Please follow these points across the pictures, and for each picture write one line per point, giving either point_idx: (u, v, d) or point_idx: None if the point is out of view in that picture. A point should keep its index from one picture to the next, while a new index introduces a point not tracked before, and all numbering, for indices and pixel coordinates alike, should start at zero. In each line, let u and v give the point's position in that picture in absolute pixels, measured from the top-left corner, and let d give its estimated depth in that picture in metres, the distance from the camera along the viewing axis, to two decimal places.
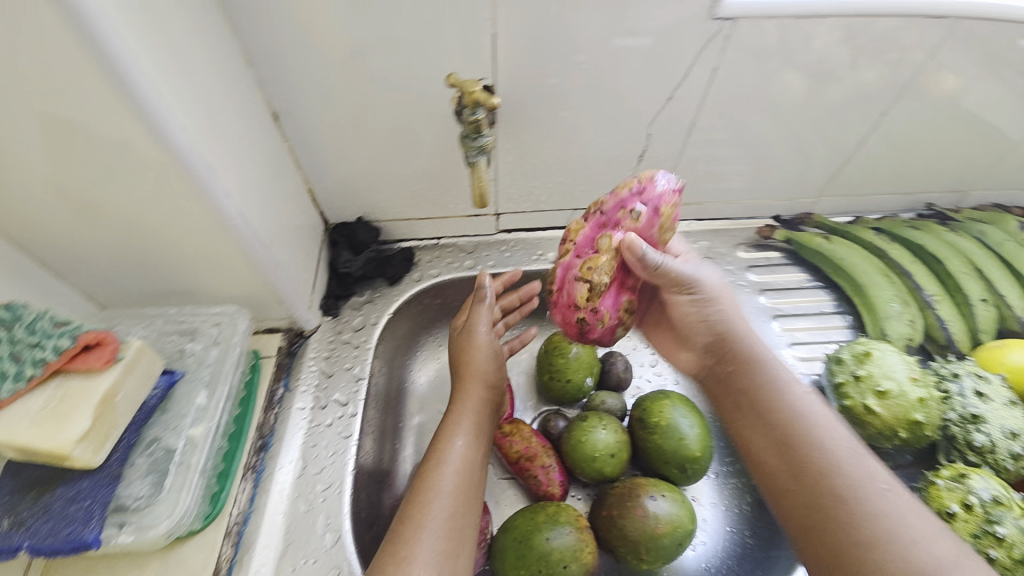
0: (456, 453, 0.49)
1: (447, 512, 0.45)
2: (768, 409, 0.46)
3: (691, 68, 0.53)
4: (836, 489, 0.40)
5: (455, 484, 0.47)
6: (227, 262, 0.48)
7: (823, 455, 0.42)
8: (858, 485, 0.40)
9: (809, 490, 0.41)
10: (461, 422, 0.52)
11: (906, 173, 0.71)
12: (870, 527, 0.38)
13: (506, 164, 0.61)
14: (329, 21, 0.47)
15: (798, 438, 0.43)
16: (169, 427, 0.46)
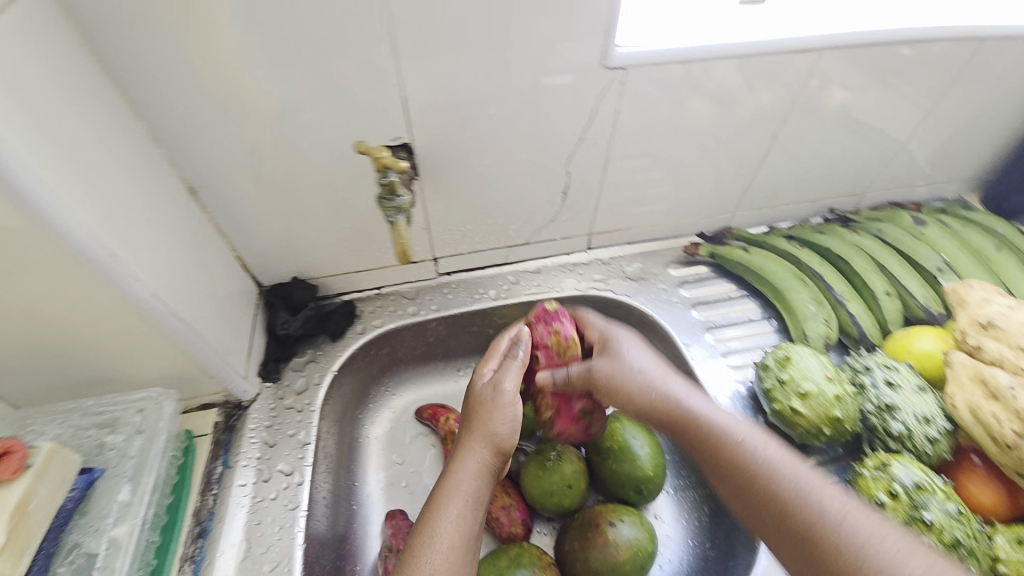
0: (446, 527, 0.42)
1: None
2: (724, 458, 0.42)
3: (595, 111, 0.57)
4: (823, 529, 0.36)
5: (443, 570, 0.40)
6: (147, 345, 0.47)
7: (789, 498, 0.38)
8: (834, 521, 0.36)
9: (796, 541, 0.37)
10: (459, 489, 0.44)
11: (807, 183, 0.78)
12: (874, 569, 0.33)
13: (435, 212, 0.63)
14: (236, 97, 0.47)
15: (763, 481, 0.40)
16: (90, 531, 0.43)
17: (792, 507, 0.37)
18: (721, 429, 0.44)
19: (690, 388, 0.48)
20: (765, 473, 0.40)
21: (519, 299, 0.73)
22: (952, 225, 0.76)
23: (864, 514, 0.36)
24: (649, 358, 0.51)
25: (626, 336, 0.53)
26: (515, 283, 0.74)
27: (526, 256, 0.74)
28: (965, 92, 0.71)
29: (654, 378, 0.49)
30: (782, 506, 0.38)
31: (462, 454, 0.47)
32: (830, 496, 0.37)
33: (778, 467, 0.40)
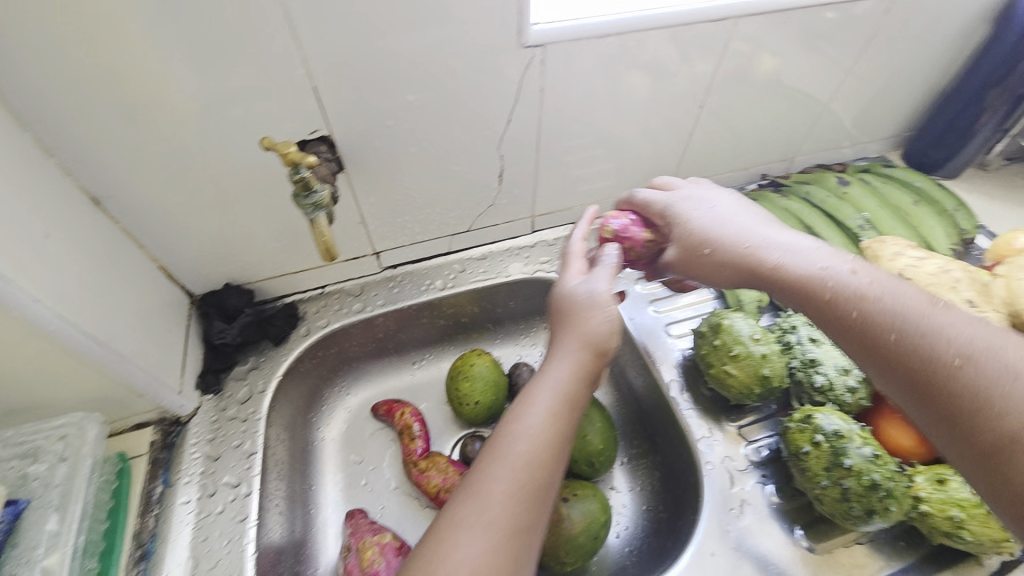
0: (523, 437, 0.41)
1: (504, 507, 0.38)
2: (829, 312, 0.42)
3: (520, 92, 0.56)
4: (936, 363, 0.36)
5: (517, 471, 0.40)
6: (61, 367, 0.45)
7: (897, 339, 0.38)
8: (956, 349, 0.35)
9: (912, 372, 0.37)
10: (540, 400, 0.44)
11: (739, 151, 0.80)
12: (973, 396, 0.33)
13: (368, 206, 0.62)
14: (131, 99, 0.45)
15: (867, 324, 0.40)
16: (21, 563, 0.42)
17: (903, 344, 0.38)
18: (814, 278, 0.43)
19: (802, 239, 0.47)
20: (887, 314, 0.39)
21: (466, 287, 0.73)
22: (874, 183, 0.79)
23: (1000, 340, 0.35)
24: (759, 220, 0.50)
25: (703, 202, 0.52)
26: (461, 271, 0.74)
27: (470, 243, 0.74)
28: (879, 53, 0.74)
29: (731, 242, 0.48)
30: (891, 350, 0.38)
31: (548, 362, 0.46)
32: (935, 334, 0.36)
33: (885, 309, 0.39)
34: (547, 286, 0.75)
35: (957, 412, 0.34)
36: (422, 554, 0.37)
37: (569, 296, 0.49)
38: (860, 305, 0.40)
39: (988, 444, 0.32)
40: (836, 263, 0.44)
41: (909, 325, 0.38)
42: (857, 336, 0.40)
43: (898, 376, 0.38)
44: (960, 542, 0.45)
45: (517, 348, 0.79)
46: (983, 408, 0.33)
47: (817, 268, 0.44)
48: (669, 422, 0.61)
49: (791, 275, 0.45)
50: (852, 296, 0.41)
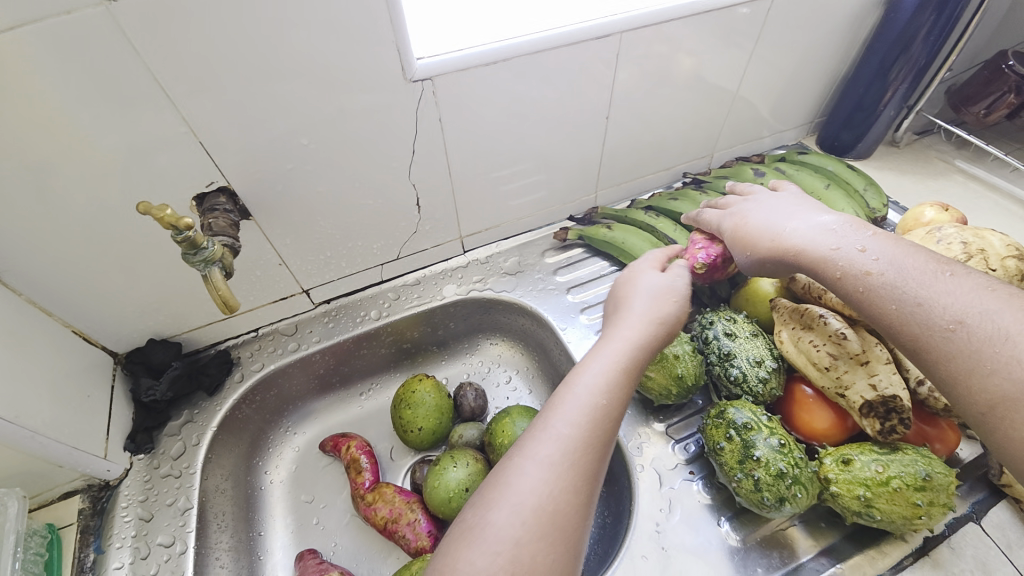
0: (589, 386, 0.44)
1: (565, 445, 0.40)
2: (845, 281, 0.46)
3: (419, 123, 0.58)
4: (933, 330, 0.40)
5: (589, 415, 0.42)
6: None
7: (898, 296, 0.42)
8: (957, 313, 0.39)
9: (920, 338, 0.40)
10: (604, 356, 0.46)
11: (658, 153, 0.82)
12: (975, 349, 0.37)
13: (286, 248, 0.62)
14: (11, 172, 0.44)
15: (872, 298, 0.44)
16: None
17: (910, 312, 0.41)
18: (827, 261, 0.47)
19: (822, 220, 0.51)
20: (885, 277, 0.43)
21: (402, 314, 0.73)
22: (789, 171, 0.83)
23: (999, 305, 0.38)
24: (783, 214, 0.54)
25: (755, 208, 0.58)
26: (396, 299, 0.74)
27: (401, 270, 0.75)
28: (775, 49, 0.77)
29: (770, 238, 0.53)
30: (891, 315, 0.42)
31: (623, 323, 0.50)
32: (931, 304, 0.40)
33: (885, 285, 0.43)
34: (483, 305, 0.76)
35: (962, 366, 0.38)
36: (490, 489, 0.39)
37: (636, 283, 0.56)
38: (860, 264, 0.45)
39: (991, 397, 0.36)
40: (848, 243, 0.47)
41: (914, 287, 0.42)
42: (866, 304, 0.44)
43: (908, 341, 0.41)
44: (871, 519, 0.47)
45: (463, 367, 0.80)
46: (985, 363, 0.37)
47: (828, 250, 0.47)
48: None
49: (804, 255, 0.49)
50: (856, 270, 0.45)
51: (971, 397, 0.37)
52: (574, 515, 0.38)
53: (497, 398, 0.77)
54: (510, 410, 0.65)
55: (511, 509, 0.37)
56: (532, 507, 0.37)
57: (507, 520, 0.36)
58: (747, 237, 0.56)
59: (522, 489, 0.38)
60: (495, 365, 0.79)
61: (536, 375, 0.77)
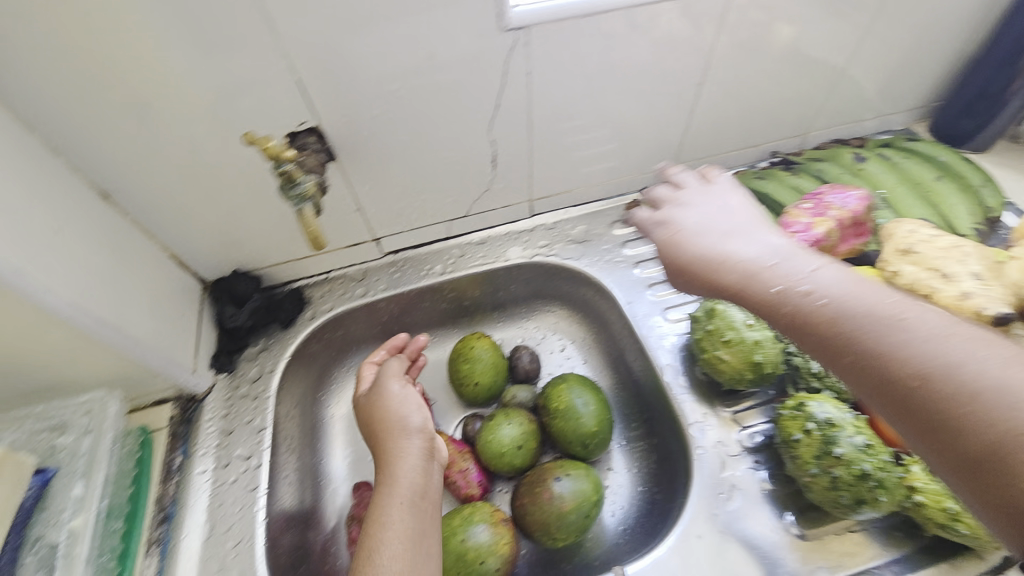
0: (405, 491, 0.52)
1: (403, 540, 0.48)
2: (801, 320, 0.36)
3: (506, 77, 0.56)
4: (893, 382, 0.31)
5: (408, 516, 0.50)
6: (83, 351, 0.49)
7: (871, 352, 0.32)
8: (934, 373, 0.29)
9: (899, 403, 0.31)
10: (410, 458, 0.55)
11: (747, 128, 0.76)
12: (987, 434, 0.27)
13: (364, 195, 0.63)
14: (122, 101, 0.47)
15: (836, 350, 0.34)
16: (51, 523, 0.45)
17: (895, 375, 0.31)
18: (772, 299, 0.38)
19: (763, 246, 0.42)
20: (841, 323, 0.34)
21: (465, 272, 0.74)
22: (894, 159, 0.76)
23: (1011, 356, 0.28)
24: (718, 230, 0.46)
25: (689, 216, 0.50)
26: (460, 257, 0.75)
27: (468, 228, 0.75)
28: (900, 18, 0.69)
29: (702, 262, 0.44)
30: (897, 387, 0.31)
31: (399, 438, 0.56)
32: (903, 354, 0.31)
33: (844, 332, 0.34)
34: (546, 271, 0.76)
35: (969, 455, 0.27)
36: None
37: (387, 392, 0.61)
38: (823, 300, 0.35)
39: (990, 498, 0.27)
40: (800, 274, 0.38)
41: (900, 341, 0.31)
42: (844, 362, 0.34)
43: (883, 402, 0.32)
44: (957, 534, 0.44)
45: (519, 332, 0.79)
46: (975, 452, 0.27)
47: (770, 289, 0.38)
48: (664, 407, 0.62)
49: (750, 290, 0.40)
50: (806, 309, 0.36)
51: (978, 495, 0.27)
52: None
53: (550, 365, 0.77)
54: (566, 375, 0.64)
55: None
56: None
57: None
58: (690, 255, 0.46)
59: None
60: (552, 333, 0.78)
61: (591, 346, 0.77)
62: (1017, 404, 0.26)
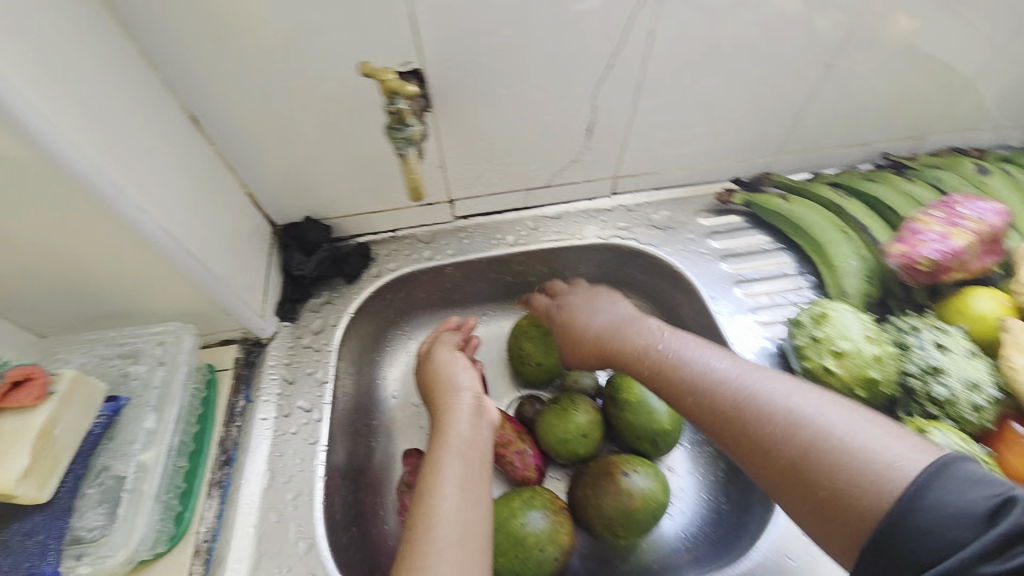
0: (456, 450, 0.45)
1: (455, 504, 0.42)
2: (664, 378, 0.49)
3: (626, 35, 0.52)
4: (761, 439, 0.41)
5: (460, 477, 0.43)
6: (161, 280, 0.46)
7: (719, 408, 0.44)
8: (763, 423, 0.41)
9: (772, 455, 0.40)
10: (460, 415, 0.49)
11: (860, 123, 0.70)
12: (792, 458, 0.39)
13: (451, 152, 0.60)
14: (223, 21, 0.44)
15: (733, 416, 0.43)
16: (119, 454, 0.41)
17: (732, 426, 0.43)
18: (676, 370, 0.48)
19: (662, 328, 0.53)
20: (696, 389, 0.46)
21: (538, 246, 0.70)
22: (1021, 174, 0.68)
23: (799, 404, 0.41)
24: (603, 311, 0.58)
25: (579, 299, 0.61)
26: (533, 230, 0.71)
27: (545, 200, 0.71)
28: None
29: (617, 339, 0.54)
30: (734, 437, 0.43)
31: (448, 398, 0.51)
32: (788, 416, 0.41)
33: (727, 402, 0.44)
34: (621, 255, 0.71)
35: (781, 473, 0.40)
36: (408, 567, 0.38)
37: (439, 359, 0.56)
38: (687, 371, 0.48)
39: (804, 506, 0.38)
40: (701, 355, 0.48)
41: (737, 399, 0.43)
42: (706, 421, 0.45)
43: (765, 457, 0.41)
44: None
45: None
46: (794, 471, 0.39)
47: (672, 359, 0.49)
48: None
49: (637, 355, 0.52)
50: (699, 382, 0.46)
51: (793, 502, 0.39)
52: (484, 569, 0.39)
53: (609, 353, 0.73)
54: None
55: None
56: None
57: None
58: (579, 326, 0.58)
59: (430, 558, 0.38)
60: None
61: None
62: (804, 437, 0.39)
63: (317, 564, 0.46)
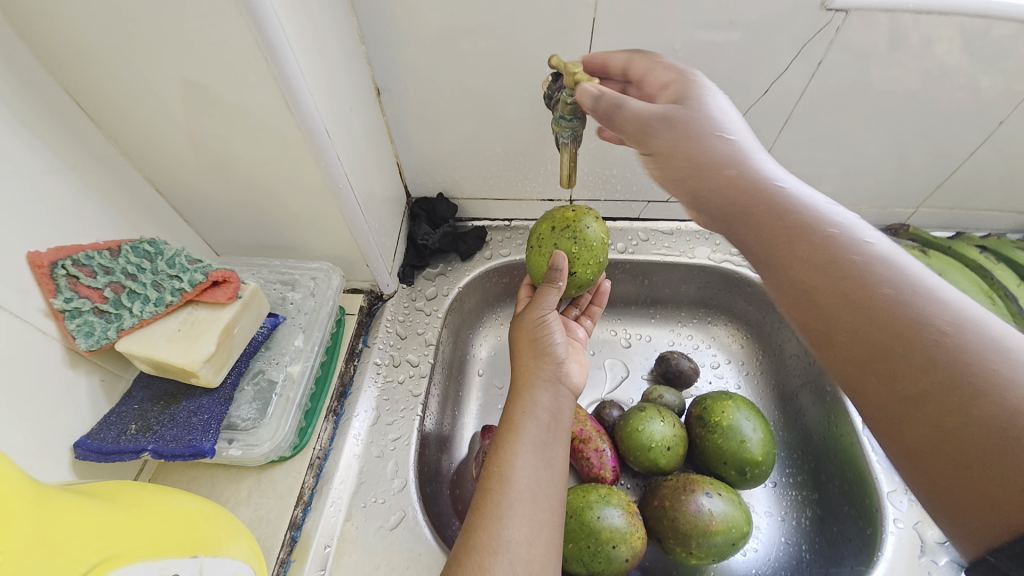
0: (535, 409, 0.47)
1: (531, 461, 0.44)
2: (809, 268, 0.34)
3: (792, 63, 0.53)
4: (970, 402, 0.27)
5: (537, 438, 0.45)
6: (327, 224, 0.53)
7: (870, 324, 0.31)
8: (945, 360, 0.28)
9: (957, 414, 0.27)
10: (542, 378, 0.49)
11: (1019, 191, 0.65)
12: (982, 417, 0.26)
13: (587, 153, 0.63)
14: (426, 10, 0.50)
15: (907, 345, 0.29)
16: (272, 361, 0.47)
17: (892, 346, 0.30)
18: (835, 256, 0.33)
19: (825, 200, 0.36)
20: (861, 288, 0.31)
21: (647, 257, 0.71)
22: None
23: (988, 342, 0.28)
24: (725, 126, 0.40)
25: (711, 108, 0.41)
26: (644, 241, 0.72)
27: (662, 214, 0.72)
28: None
29: (756, 179, 0.37)
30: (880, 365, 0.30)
31: (532, 357, 0.51)
32: (990, 365, 0.27)
33: (903, 319, 0.30)
34: (728, 280, 0.71)
35: (934, 426, 0.28)
36: (484, 507, 0.41)
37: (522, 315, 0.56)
38: (861, 257, 0.32)
39: (952, 475, 0.27)
40: (863, 238, 0.33)
41: (900, 320, 0.30)
42: (849, 342, 0.32)
43: (938, 418, 0.28)
44: None
45: (669, 333, 0.75)
46: (970, 431, 0.27)
47: (829, 234, 0.34)
48: (850, 461, 0.57)
49: (774, 234, 0.36)
50: (864, 277, 0.32)
51: (949, 476, 0.27)
52: (552, 528, 0.41)
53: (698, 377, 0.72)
54: (736, 394, 0.58)
55: (501, 523, 0.40)
56: (523, 554, 0.39)
57: (500, 547, 0.39)
58: (692, 153, 0.39)
59: (504, 504, 0.41)
60: (706, 345, 0.74)
61: (750, 373, 0.71)
62: (984, 390, 0.27)
63: (407, 503, 0.49)
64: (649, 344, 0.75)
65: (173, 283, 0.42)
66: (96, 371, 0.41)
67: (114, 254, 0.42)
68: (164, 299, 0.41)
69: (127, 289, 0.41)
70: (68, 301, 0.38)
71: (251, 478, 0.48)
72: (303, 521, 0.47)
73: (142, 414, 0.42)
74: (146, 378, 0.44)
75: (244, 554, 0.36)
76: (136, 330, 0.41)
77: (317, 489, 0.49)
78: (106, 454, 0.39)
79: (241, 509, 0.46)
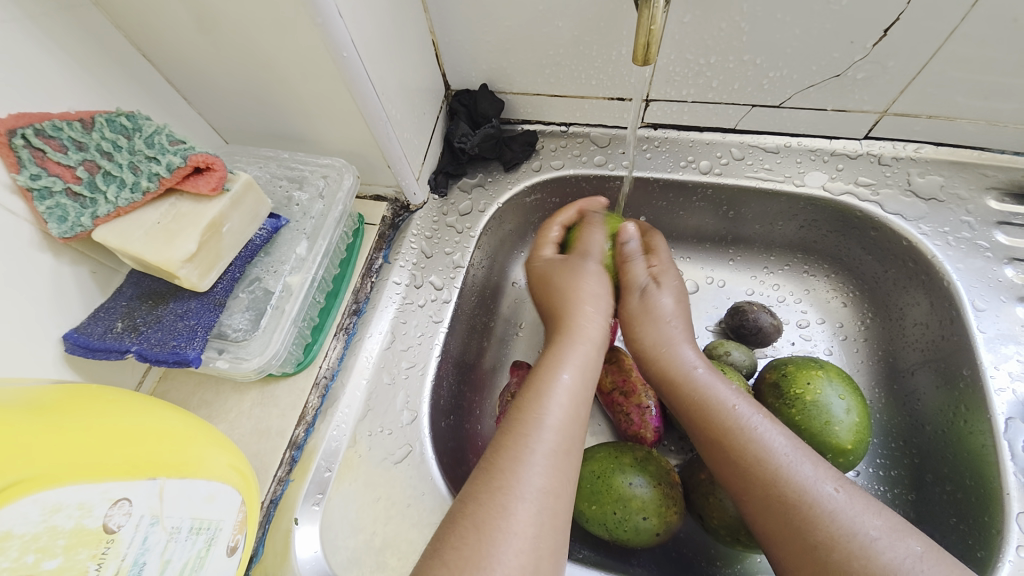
0: (575, 363, 0.40)
1: (564, 411, 0.37)
2: (720, 470, 0.39)
3: None
4: (805, 524, 0.33)
5: (574, 390, 0.39)
6: (341, 110, 0.44)
7: (774, 486, 0.35)
8: (785, 489, 0.35)
9: (796, 532, 0.34)
10: (585, 329, 0.43)
11: None
12: (816, 536, 0.33)
13: (677, 30, 0.47)
14: None
15: (758, 469, 0.36)
16: (270, 269, 0.42)
17: (795, 540, 0.34)
18: (704, 401, 0.41)
19: (704, 367, 0.43)
20: (727, 432, 0.38)
21: (737, 181, 0.55)
22: None
23: (861, 506, 0.33)
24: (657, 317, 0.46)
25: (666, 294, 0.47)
26: (737, 159, 0.56)
27: (766, 125, 0.55)
28: None
29: (650, 346, 0.45)
30: (771, 526, 0.35)
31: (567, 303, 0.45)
32: (818, 499, 0.34)
33: (754, 449, 0.37)
34: (844, 219, 0.55)
35: (789, 546, 0.34)
36: (506, 449, 0.35)
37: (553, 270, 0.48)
38: (713, 409, 0.40)
39: None
40: (724, 393, 0.41)
41: (793, 480, 0.35)
42: (758, 514, 0.36)
43: (785, 535, 0.34)
44: None
45: (748, 281, 0.62)
46: (801, 546, 0.33)
47: (686, 362, 0.44)
48: (969, 468, 0.45)
49: (665, 385, 0.44)
50: (721, 424, 0.39)
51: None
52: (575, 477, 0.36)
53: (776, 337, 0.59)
54: (828, 362, 0.46)
55: (528, 467, 0.33)
56: (547, 506, 0.33)
57: (527, 492, 0.32)
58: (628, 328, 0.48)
59: (534, 449, 0.34)
60: (793, 299, 0.60)
61: (848, 338, 0.57)
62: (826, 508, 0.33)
63: (415, 437, 0.45)
64: (722, 290, 0.62)
65: (150, 167, 0.36)
66: (84, 261, 0.38)
67: (87, 128, 0.36)
68: (141, 185, 0.36)
69: (102, 169, 0.35)
70: (34, 178, 0.33)
71: (255, 391, 0.45)
72: (305, 441, 0.44)
73: (129, 312, 0.38)
74: (136, 274, 0.40)
75: (224, 475, 0.34)
76: (113, 220, 0.35)
77: (321, 409, 0.45)
78: (93, 351, 0.36)
79: (242, 421, 0.44)
